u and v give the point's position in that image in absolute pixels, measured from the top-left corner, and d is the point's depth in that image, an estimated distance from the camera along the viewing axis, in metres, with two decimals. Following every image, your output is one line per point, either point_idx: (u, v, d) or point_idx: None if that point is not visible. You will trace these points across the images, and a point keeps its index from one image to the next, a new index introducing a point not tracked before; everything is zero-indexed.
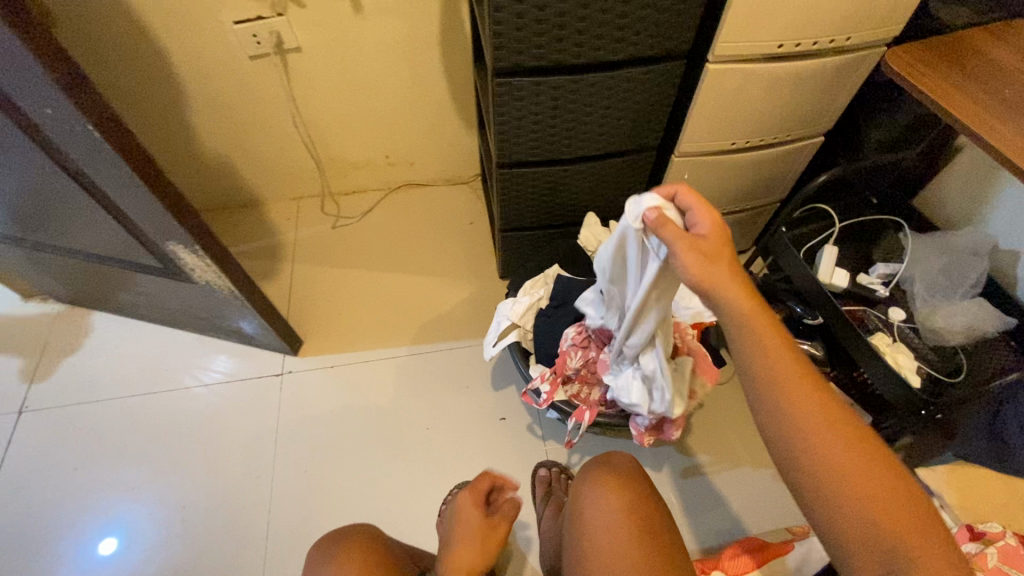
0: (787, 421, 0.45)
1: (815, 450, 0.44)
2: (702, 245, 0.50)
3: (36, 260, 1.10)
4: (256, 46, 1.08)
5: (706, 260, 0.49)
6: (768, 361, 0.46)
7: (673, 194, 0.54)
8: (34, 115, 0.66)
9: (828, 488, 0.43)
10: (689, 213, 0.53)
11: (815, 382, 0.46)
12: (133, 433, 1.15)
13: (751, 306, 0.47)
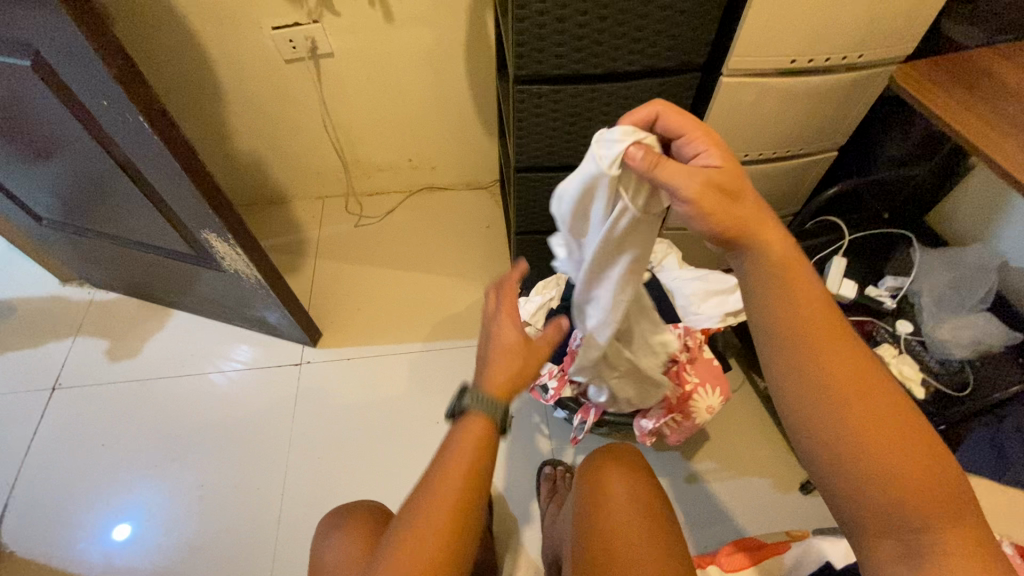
0: (807, 379, 0.47)
1: (830, 407, 0.46)
2: (717, 176, 0.47)
3: (78, 245, 1.16)
4: (292, 51, 1.15)
5: (724, 198, 0.47)
6: (790, 313, 0.47)
7: (658, 114, 0.51)
8: (92, 106, 0.72)
9: (832, 434, 0.46)
10: (684, 137, 0.50)
11: (842, 342, 0.47)
12: (157, 415, 1.20)
13: (779, 263, 0.47)
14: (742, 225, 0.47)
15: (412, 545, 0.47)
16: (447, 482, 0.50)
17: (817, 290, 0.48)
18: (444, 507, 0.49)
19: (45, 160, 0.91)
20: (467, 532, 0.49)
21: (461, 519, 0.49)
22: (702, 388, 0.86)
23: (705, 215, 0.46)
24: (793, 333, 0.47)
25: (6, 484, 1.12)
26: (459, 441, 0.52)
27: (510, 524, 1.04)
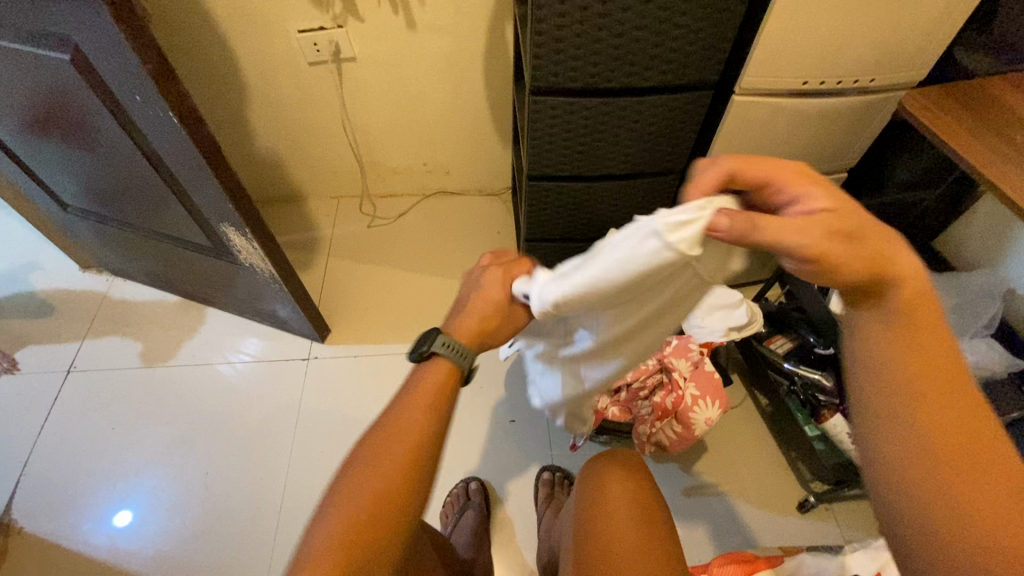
0: (903, 428, 0.42)
1: (928, 463, 0.40)
2: (834, 221, 0.41)
3: (100, 233, 1.20)
4: (316, 54, 1.18)
5: (845, 241, 0.41)
6: (902, 360, 0.42)
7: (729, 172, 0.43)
8: (125, 99, 0.76)
9: (914, 494, 0.40)
10: (772, 184, 0.43)
11: (958, 397, 0.41)
12: (167, 402, 1.23)
13: (899, 306, 0.42)
14: (874, 263, 0.41)
15: (369, 469, 0.47)
16: (409, 414, 0.51)
17: (945, 338, 0.42)
18: (401, 440, 0.49)
19: (75, 150, 0.94)
20: (426, 463, 0.49)
21: (422, 449, 0.49)
22: (703, 401, 0.88)
23: (831, 269, 0.41)
24: (900, 380, 0.42)
25: (17, 463, 1.14)
26: (423, 382, 0.54)
27: (507, 528, 1.05)
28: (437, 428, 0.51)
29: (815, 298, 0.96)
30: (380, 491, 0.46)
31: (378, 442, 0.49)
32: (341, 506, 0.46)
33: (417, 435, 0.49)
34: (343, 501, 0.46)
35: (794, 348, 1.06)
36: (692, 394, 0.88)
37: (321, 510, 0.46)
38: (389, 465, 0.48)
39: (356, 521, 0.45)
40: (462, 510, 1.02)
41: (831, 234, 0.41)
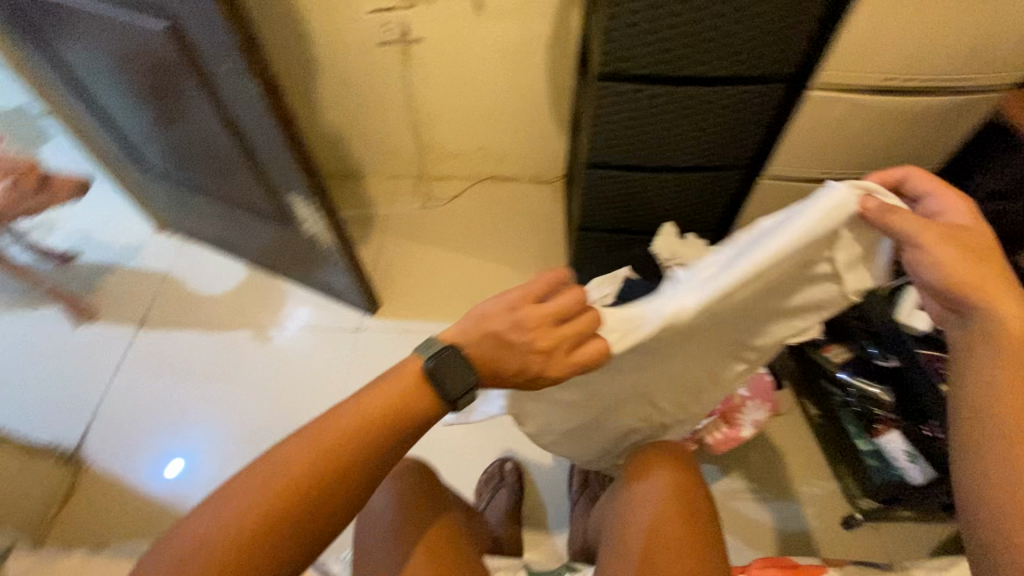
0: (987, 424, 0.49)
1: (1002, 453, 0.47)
2: (963, 235, 0.52)
3: (176, 196, 1.28)
4: (386, 34, 1.21)
5: (964, 252, 0.51)
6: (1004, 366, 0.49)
7: (905, 179, 0.58)
8: (214, 68, 0.80)
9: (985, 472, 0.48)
10: (928, 198, 0.56)
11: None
12: (224, 360, 1.30)
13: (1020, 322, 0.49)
14: (981, 277, 0.50)
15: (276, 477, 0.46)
16: (338, 431, 0.48)
17: None
18: (334, 428, 0.48)
19: (162, 115, 1.01)
20: (336, 495, 0.47)
21: (336, 478, 0.47)
22: (750, 402, 0.86)
23: (941, 260, 0.51)
24: (997, 380, 0.49)
25: (90, 405, 1.23)
26: (376, 397, 0.50)
27: (539, 511, 1.06)
28: (363, 461, 0.48)
29: (881, 308, 0.91)
30: (278, 500, 0.46)
31: (296, 450, 0.47)
32: (235, 503, 0.46)
33: (336, 459, 0.47)
34: (241, 503, 0.45)
35: (851, 359, 1.02)
36: (740, 396, 0.86)
37: (214, 498, 0.46)
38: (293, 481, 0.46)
39: (245, 524, 0.45)
40: (496, 488, 1.03)
41: (959, 249, 0.51)
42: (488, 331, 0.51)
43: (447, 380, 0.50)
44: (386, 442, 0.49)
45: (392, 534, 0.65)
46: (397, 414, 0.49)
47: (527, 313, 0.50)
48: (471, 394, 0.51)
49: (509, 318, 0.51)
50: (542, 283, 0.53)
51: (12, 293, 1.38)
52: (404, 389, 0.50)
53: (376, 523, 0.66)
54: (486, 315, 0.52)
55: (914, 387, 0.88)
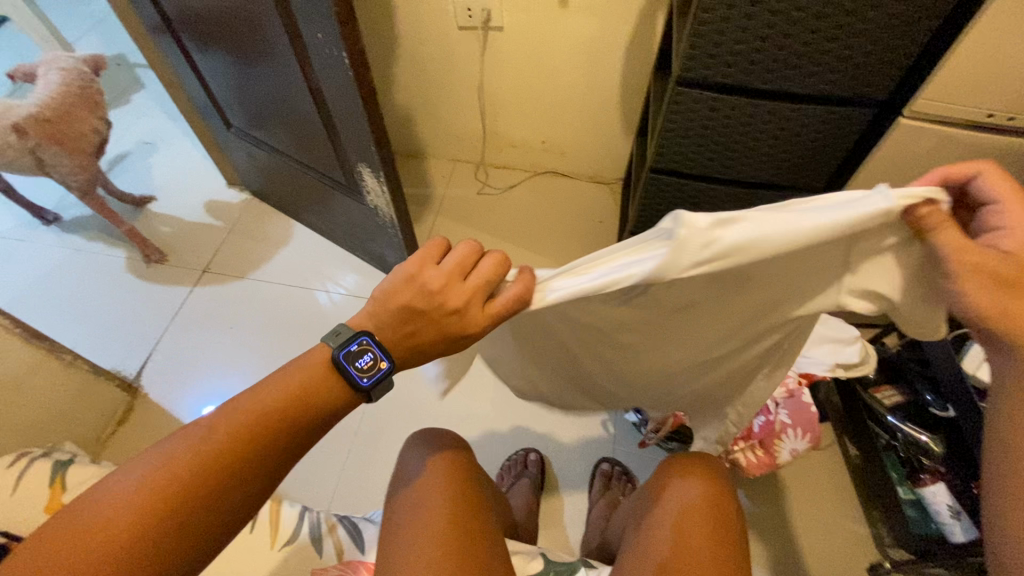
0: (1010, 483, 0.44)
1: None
2: (1008, 268, 0.41)
3: (251, 153, 1.34)
4: (468, 19, 1.22)
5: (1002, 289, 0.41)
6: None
7: (973, 175, 0.45)
8: (310, 35, 0.84)
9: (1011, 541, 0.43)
10: (990, 208, 0.44)
11: None
12: (273, 315, 1.36)
13: None
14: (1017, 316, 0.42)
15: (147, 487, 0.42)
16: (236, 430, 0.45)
17: None
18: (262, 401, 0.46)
19: (251, 74, 1.06)
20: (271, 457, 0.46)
21: (234, 481, 0.44)
22: (792, 429, 0.83)
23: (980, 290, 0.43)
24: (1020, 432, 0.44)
25: (151, 340, 1.32)
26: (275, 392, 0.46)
27: (556, 504, 1.07)
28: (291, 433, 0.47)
29: (945, 355, 0.87)
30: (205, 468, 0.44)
31: (183, 450, 0.44)
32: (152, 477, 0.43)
33: (229, 457, 0.44)
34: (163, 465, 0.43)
35: (903, 403, 0.97)
36: (782, 422, 0.83)
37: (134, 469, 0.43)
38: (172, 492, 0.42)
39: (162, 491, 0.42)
40: (518, 476, 1.04)
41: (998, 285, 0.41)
42: (398, 306, 0.48)
43: (359, 365, 0.47)
44: (290, 442, 0.46)
45: (425, 492, 0.67)
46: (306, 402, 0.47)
47: (430, 278, 0.47)
48: (391, 380, 0.48)
49: (415, 288, 0.48)
50: (465, 254, 0.48)
51: (96, 227, 1.49)
52: (315, 375, 0.47)
53: (411, 482, 0.69)
54: (389, 292, 0.48)
55: (967, 441, 0.84)
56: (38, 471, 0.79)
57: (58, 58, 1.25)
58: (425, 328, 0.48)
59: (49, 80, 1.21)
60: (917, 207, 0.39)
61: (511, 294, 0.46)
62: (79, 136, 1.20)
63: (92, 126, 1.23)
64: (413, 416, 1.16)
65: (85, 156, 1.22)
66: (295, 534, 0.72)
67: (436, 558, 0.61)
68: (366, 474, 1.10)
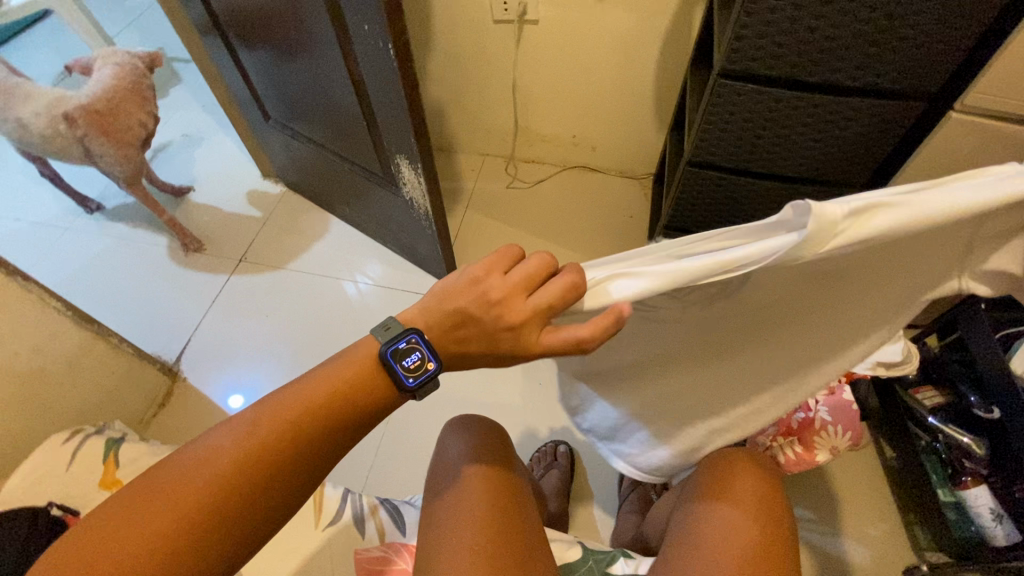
0: None
1: None
2: None
3: (288, 144, 1.36)
4: (504, 12, 1.23)
5: None
6: None
7: None
8: (355, 27, 0.85)
9: None
10: None
11: None
12: (307, 304, 1.38)
13: None
14: None
15: (198, 475, 0.43)
16: (279, 423, 0.45)
17: None
18: (303, 394, 0.46)
19: (293, 66, 1.08)
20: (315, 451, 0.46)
21: (281, 474, 0.45)
22: (833, 427, 0.82)
23: None
24: None
25: (189, 326, 1.35)
26: (324, 385, 0.47)
27: (586, 496, 1.07)
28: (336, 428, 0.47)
29: (993, 355, 0.84)
30: (251, 461, 0.44)
31: (226, 444, 0.45)
32: (199, 467, 0.44)
33: (274, 450, 0.45)
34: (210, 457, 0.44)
35: (945, 404, 0.95)
36: (822, 419, 0.82)
37: (183, 458, 0.45)
38: (213, 491, 0.43)
39: (212, 483, 0.43)
40: (548, 467, 1.05)
41: None
42: (453, 309, 0.47)
43: (406, 364, 0.46)
44: (333, 435, 0.47)
45: (467, 477, 0.68)
46: (349, 397, 0.47)
47: (492, 285, 0.46)
48: (436, 382, 0.47)
49: (473, 293, 0.46)
50: (539, 268, 0.46)
51: (136, 216, 1.53)
52: (359, 370, 0.47)
53: (451, 466, 0.70)
54: (449, 290, 0.48)
55: (1014, 445, 0.82)
56: (92, 447, 0.82)
57: (115, 55, 1.29)
58: (476, 330, 0.46)
59: (101, 76, 1.24)
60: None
61: (572, 335, 0.43)
62: (126, 130, 1.23)
63: (139, 121, 1.26)
64: (443, 406, 1.18)
65: (131, 147, 1.25)
66: (339, 515, 0.74)
67: (480, 541, 0.61)
68: (398, 461, 1.11)
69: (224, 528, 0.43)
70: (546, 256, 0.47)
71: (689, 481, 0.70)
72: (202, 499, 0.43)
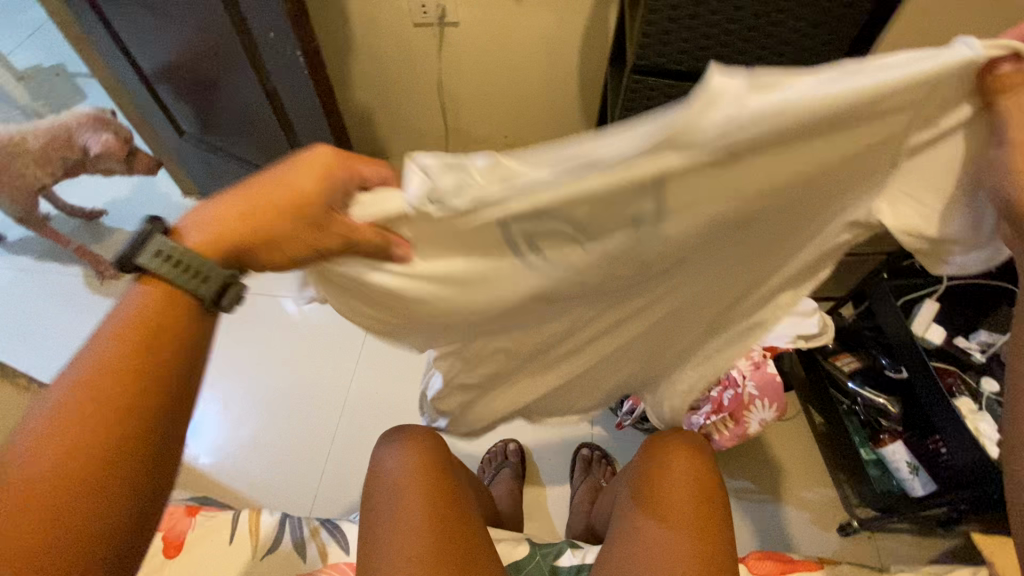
0: None
1: None
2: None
3: (206, 161, 1.30)
4: (423, 15, 1.22)
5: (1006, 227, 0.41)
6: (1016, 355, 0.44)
7: None
8: (259, 34, 0.85)
9: None
10: None
11: None
12: (235, 325, 1.28)
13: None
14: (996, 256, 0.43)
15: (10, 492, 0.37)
16: (82, 401, 0.40)
17: None
18: (103, 361, 0.41)
19: (201, 78, 1.03)
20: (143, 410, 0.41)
21: (120, 447, 0.40)
22: (760, 404, 0.87)
23: None
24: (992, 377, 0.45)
25: None
26: (132, 324, 0.42)
27: (539, 492, 1.08)
28: (156, 379, 0.42)
29: (898, 319, 0.91)
30: (76, 448, 0.39)
31: (31, 449, 0.38)
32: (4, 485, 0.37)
33: (92, 428, 0.39)
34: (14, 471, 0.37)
35: (860, 369, 1.02)
36: (749, 394, 0.86)
37: None
38: (38, 497, 0.37)
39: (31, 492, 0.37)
40: (500, 468, 1.05)
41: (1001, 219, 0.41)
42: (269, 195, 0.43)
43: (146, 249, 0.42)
44: (156, 384, 0.42)
45: (406, 487, 0.67)
46: (151, 340, 0.42)
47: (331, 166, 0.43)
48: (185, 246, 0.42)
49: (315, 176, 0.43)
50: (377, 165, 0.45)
51: (41, 246, 1.42)
52: (146, 306, 0.42)
53: (389, 481, 0.68)
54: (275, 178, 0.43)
55: (921, 401, 0.89)
56: None
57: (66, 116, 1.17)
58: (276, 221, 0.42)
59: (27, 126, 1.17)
60: (996, 63, 0.39)
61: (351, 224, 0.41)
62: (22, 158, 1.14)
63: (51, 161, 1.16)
64: (392, 416, 1.16)
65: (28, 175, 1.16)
66: (277, 542, 0.71)
67: (423, 552, 0.61)
68: (349, 478, 1.10)
69: (70, 530, 0.38)
70: (386, 172, 0.45)
71: (627, 470, 0.71)
72: (24, 511, 0.37)
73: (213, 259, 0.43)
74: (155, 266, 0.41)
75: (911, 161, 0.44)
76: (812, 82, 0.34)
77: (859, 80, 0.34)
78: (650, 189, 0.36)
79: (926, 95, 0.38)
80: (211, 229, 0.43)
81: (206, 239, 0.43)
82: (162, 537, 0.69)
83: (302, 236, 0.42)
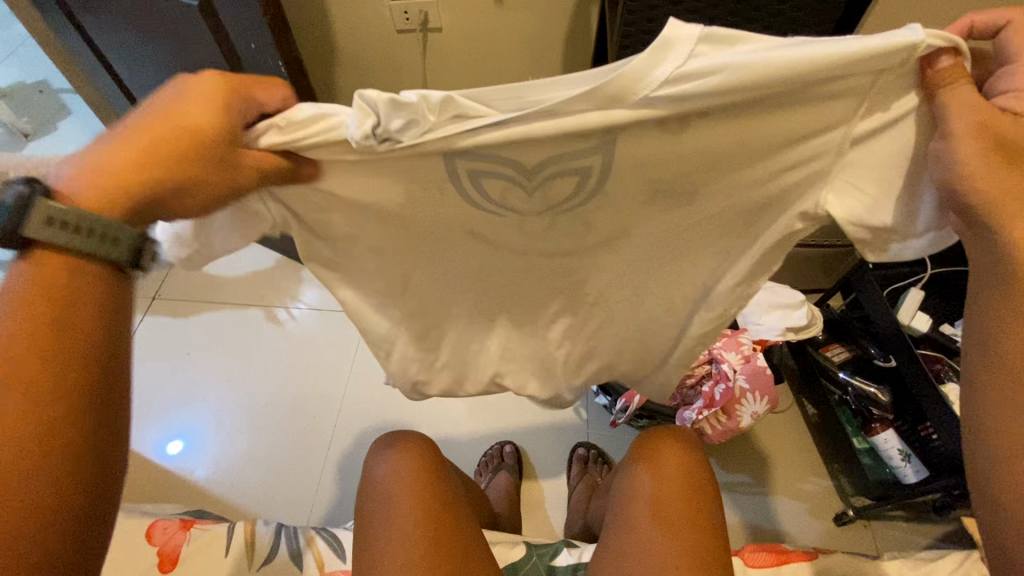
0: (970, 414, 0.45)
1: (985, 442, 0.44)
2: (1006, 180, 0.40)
3: None
4: (405, 21, 1.22)
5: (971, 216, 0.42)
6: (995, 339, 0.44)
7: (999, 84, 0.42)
8: (240, 49, 0.87)
9: (978, 462, 0.44)
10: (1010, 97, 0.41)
11: None
12: (230, 337, 1.27)
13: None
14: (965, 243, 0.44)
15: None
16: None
17: None
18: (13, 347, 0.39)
19: None
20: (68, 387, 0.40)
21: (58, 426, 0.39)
22: (751, 398, 0.87)
23: None
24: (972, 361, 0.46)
25: None
26: (35, 303, 0.39)
27: (537, 492, 1.08)
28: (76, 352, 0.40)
29: (885, 309, 0.92)
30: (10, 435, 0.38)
31: None
32: None
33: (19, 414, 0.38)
34: None
35: (851, 359, 1.03)
36: (740, 387, 0.86)
37: None
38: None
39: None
40: (496, 470, 1.05)
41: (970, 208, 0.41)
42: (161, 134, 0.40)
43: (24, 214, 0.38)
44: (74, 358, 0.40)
45: (400, 491, 0.67)
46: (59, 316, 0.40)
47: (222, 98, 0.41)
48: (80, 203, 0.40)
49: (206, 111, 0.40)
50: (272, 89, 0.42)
51: None
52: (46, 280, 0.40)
53: (382, 486, 0.68)
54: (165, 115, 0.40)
55: (910, 389, 0.90)
56: None
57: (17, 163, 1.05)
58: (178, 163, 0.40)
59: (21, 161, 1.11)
60: (935, 57, 0.39)
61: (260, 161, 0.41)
62: None
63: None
64: (387, 423, 1.16)
65: None
66: (273, 552, 0.71)
67: (418, 557, 0.61)
68: (346, 487, 1.09)
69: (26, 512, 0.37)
70: (283, 89, 0.42)
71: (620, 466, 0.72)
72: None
73: (117, 218, 0.41)
74: (45, 233, 0.39)
75: (866, 151, 0.44)
76: (751, 49, 0.37)
77: (794, 50, 0.37)
78: (601, 141, 0.42)
79: (870, 76, 0.39)
80: (104, 182, 0.40)
81: (107, 195, 0.40)
82: (157, 552, 0.70)
83: (218, 178, 0.41)
